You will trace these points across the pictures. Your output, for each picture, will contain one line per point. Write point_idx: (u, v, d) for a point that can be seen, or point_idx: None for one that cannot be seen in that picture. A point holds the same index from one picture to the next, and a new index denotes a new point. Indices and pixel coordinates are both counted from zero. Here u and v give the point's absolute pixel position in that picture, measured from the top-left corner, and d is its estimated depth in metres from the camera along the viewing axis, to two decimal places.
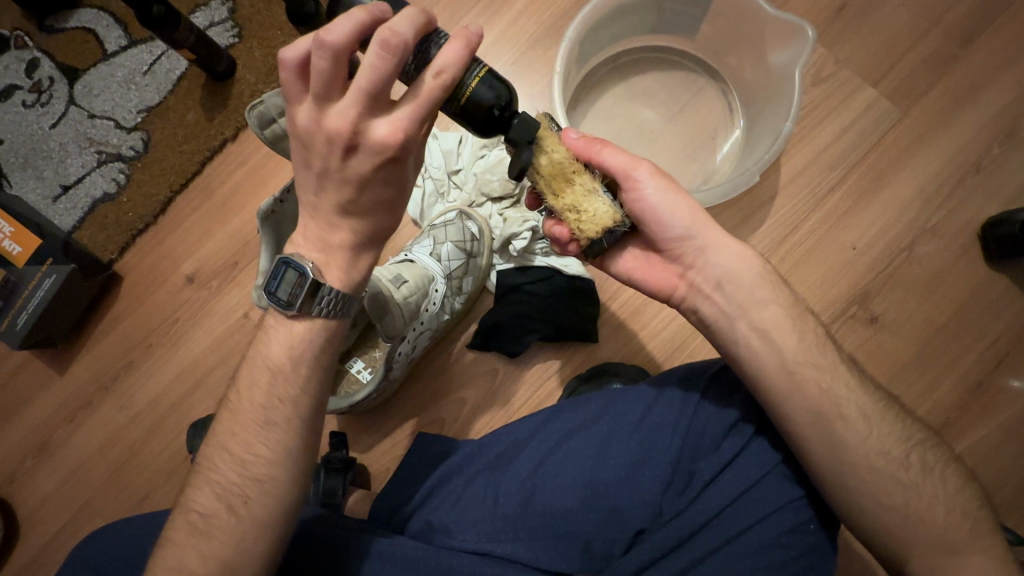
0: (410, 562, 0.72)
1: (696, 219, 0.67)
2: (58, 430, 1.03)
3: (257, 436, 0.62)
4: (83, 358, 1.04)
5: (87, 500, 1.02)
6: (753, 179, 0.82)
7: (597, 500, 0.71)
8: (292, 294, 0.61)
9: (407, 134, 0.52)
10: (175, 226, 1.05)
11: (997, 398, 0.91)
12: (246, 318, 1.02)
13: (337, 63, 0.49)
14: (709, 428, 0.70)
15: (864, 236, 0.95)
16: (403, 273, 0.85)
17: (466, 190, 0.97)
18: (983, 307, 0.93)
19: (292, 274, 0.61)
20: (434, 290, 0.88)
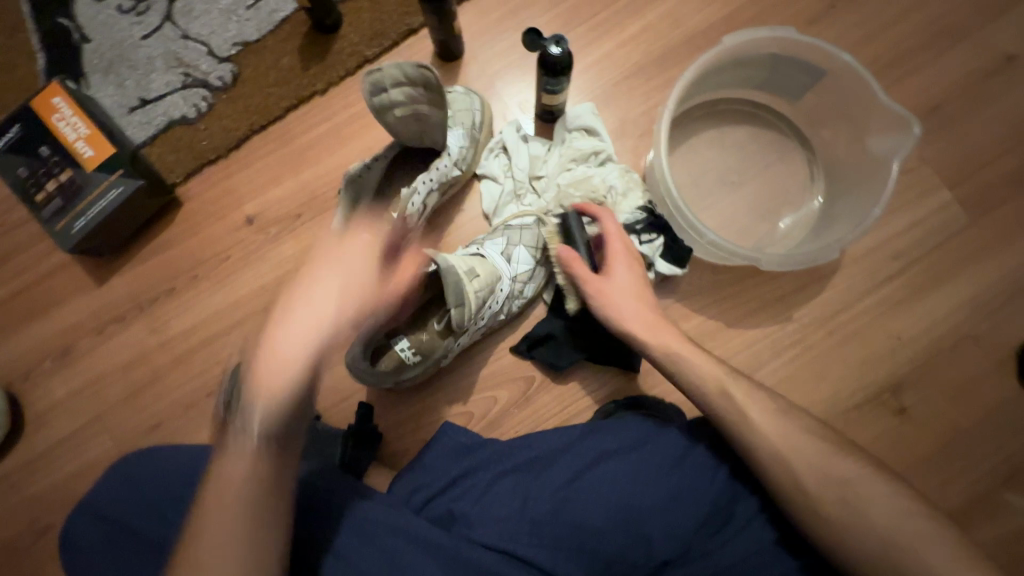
0: (427, 542, 0.76)
1: (641, 322, 0.81)
2: (85, 339, 1.02)
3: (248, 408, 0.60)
4: (125, 274, 1.03)
5: (97, 414, 1.01)
6: (833, 253, 0.84)
7: (628, 523, 0.72)
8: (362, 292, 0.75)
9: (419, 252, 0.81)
10: (245, 164, 1.04)
11: (1001, 512, 0.93)
12: (297, 271, 1.02)
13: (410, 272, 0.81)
14: (742, 478, 0.75)
15: (909, 329, 0.98)
16: (476, 267, 0.83)
17: (545, 198, 0.97)
18: (1006, 422, 0.96)
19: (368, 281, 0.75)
20: (499, 289, 0.88)
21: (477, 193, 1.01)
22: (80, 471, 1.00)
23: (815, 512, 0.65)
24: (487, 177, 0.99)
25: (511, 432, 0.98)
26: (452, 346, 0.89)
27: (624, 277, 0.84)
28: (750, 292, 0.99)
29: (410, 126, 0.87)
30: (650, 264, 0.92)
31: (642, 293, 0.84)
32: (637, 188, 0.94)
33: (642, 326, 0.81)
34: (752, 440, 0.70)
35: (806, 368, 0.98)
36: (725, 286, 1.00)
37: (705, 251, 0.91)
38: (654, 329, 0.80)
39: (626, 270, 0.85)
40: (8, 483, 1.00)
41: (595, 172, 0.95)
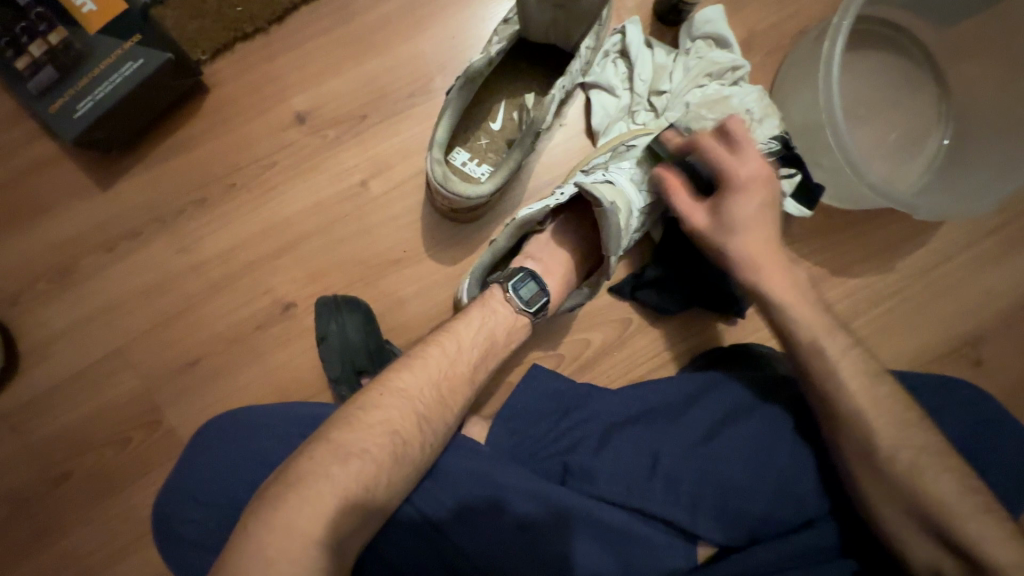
0: (560, 504, 0.71)
1: (742, 263, 0.72)
2: (92, 256, 0.82)
3: (385, 405, 0.61)
4: (139, 177, 0.82)
5: (114, 349, 0.83)
6: (1002, 192, 0.78)
7: (775, 483, 0.72)
8: (532, 296, 0.70)
9: (562, 295, 0.75)
10: (293, 44, 0.83)
11: None
12: (363, 187, 0.84)
13: (562, 283, 0.74)
14: None
15: (1001, 283, 0.96)
16: (614, 197, 0.72)
17: (667, 117, 0.83)
18: None
19: (535, 285, 0.70)
20: (631, 221, 0.76)
21: (581, 105, 0.86)
22: (97, 414, 0.83)
23: (948, 492, 0.62)
24: (598, 87, 0.84)
25: (605, 378, 0.90)
26: (579, 301, 0.76)
27: (740, 213, 0.71)
28: (854, 238, 0.95)
29: (544, 16, 0.71)
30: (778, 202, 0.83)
31: (756, 228, 0.72)
32: (774, 115, 0.82)
33: (745, 267, 0.72)
34: (884, 412, 0.66)
35: (902, 319, 0.95)
36: (833, 230, 0.94)
37: (836, 193, 0.84)
38: (756, 272, 0.72)
39: (744, 203, 0.70)
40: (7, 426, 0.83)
41: (732, 92, 0.82)
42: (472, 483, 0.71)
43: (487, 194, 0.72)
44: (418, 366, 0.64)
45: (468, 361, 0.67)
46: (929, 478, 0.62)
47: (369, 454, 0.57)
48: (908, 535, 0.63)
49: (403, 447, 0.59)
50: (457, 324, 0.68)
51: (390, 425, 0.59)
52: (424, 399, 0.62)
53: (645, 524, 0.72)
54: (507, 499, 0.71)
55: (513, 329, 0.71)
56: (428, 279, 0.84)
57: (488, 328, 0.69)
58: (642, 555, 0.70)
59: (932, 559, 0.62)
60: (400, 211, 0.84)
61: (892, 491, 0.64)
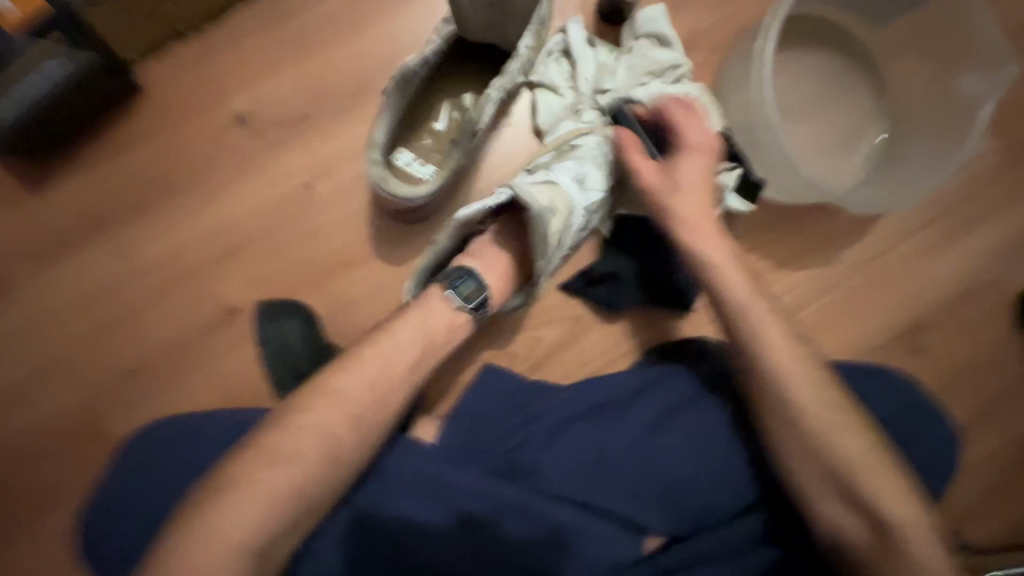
0: (506, 500, 0.72)
1: (684, 225, 0.73)
2: (23, 263, 0.80)
3: (321, 408, 0.60)
4: (70, 181, 0.80)
5: (49, 359, 0.81)
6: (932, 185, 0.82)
7: (715, 473, 0.73)
8: (471, 294, 0.68)
9: (505, 294, 0.72)
10: (230, 43, 0.81)
11: (1002, 447, 0.98)
12: (307, 189, 0.83)
13: (505, 281, 0.71)
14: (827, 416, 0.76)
15: (937, 273, 0.99)
16: (554, 200, 0.72)
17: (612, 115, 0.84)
18: (1012, 363, 1.00)
19: (472, 284, 0.68)
20: (574, 222, 0.76)
21: (528, 103, 0.86)
22: (34, 427, 0.80)
23: (855, 449, 0.66)
24: (543, 86, 0.85)
25: (558, 375, 0.90)
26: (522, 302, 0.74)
27: (688, 171, 0.74)
28: (798, 232, 0.97)
29: (481, 16, 0.71)
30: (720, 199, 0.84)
31: (702, 189, 0.74)
32: (715, 112, 0.84)
33: (688, 227, 0.73)
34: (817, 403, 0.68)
35: (844, 309, 0.98)
36: (779, 224, 0.97)
37: (777, 188, 0.85)
38: (699, 232, 0.73)
39: (691, 163, 0.74)
40: None
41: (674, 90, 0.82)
42: (420, 486, 0.72)
43: (426, 195, 0.72)
44: (356, 368, 0.63)
45: (406, 361, 0.65)
46: (842, 438, 0.66)
47: (297, 454, 0.58)
48: (822, 496, 0.67)
49: (336, 448, 0.59)
50: (397, 323, 0.67)
51: (322, 428, 0.59)
52: (361, 402, 0.62)
53: (595, 518, 0.73)
54: (457, 504, 0.71)
55: (453, 328, 0.69)
56: (375, 280, 0.83)
57: (427, 328, 0.67)
58: (591, 547, 0.71)
59: (841, 522, 0.66)
60: (345, 213, 0.83)
61: (808, 448, 0.67)
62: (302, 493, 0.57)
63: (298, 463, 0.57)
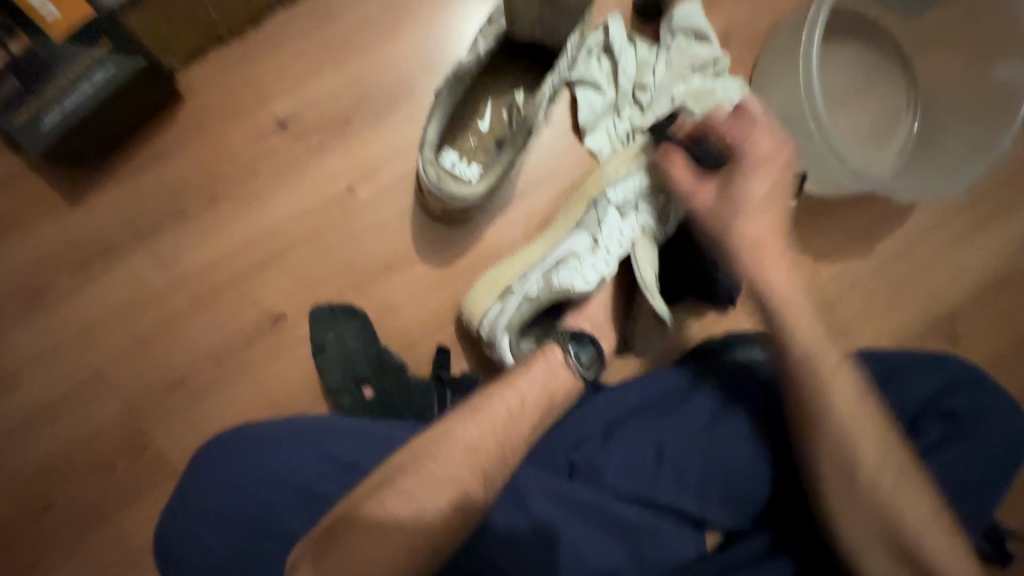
0: (571, 503, 0.71)
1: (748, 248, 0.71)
2: (63, 276, 0.78)
3: (445, 464, 0.58)
4: (111, 191, 0.79)
5: (93, 373, 0.79)
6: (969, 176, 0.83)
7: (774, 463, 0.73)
8: (592, 361, 0.71)
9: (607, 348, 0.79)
10: (270, 49, 0.80)
11: None
12: (350, 192, 0.82)
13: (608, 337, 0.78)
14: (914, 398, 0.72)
15: (971, 262, 1.00)
16: (646, 261, 0.78)
17: (652, 113, 0.85)
18: None
19: (592, 350, 0.72)
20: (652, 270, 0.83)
21: (567, 102, 0.86)
22: (79, 443, 0.78)
23: (914, 515, 0.62)
24: (583, 84, 0.85)
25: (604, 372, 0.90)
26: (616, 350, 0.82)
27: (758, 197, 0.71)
28: (836, 224, 0.97)
29: (530, 12, 0.71)
30: None
31: (768, 216, 0.72)
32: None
33: (751, 250, 0.71)
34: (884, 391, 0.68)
35: (883, 301, 0.99)
36: (816, 215, 0.97)
37: (818, 178, 0.86)
38: (760, 263, 0.71)
39: (757, 180, 0.71)
40: None
41: (713, 86, 0.83)
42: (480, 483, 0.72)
43: (480, 194, 0.72)
44: (475, 420, 0.62)
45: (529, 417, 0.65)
46: (907, 506, 0.63)
47: (409, 491, 0.56)
48: (869, 549, 0.63)
49: None
50: (519, 378, 0.68)
51: (453, 480, 0.57)
52: (484, 454, 0.60)
53: (654, 515, 0.72)
54: (516, 501, 0.71)
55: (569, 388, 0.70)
56: (422, 283, 0.83)
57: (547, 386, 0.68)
58: (651, 545, 0.70)
59: (887, 574, 0.62)
60: (390, 215, 0.83)
61: (864, 508, 0.64)
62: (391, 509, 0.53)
63: None
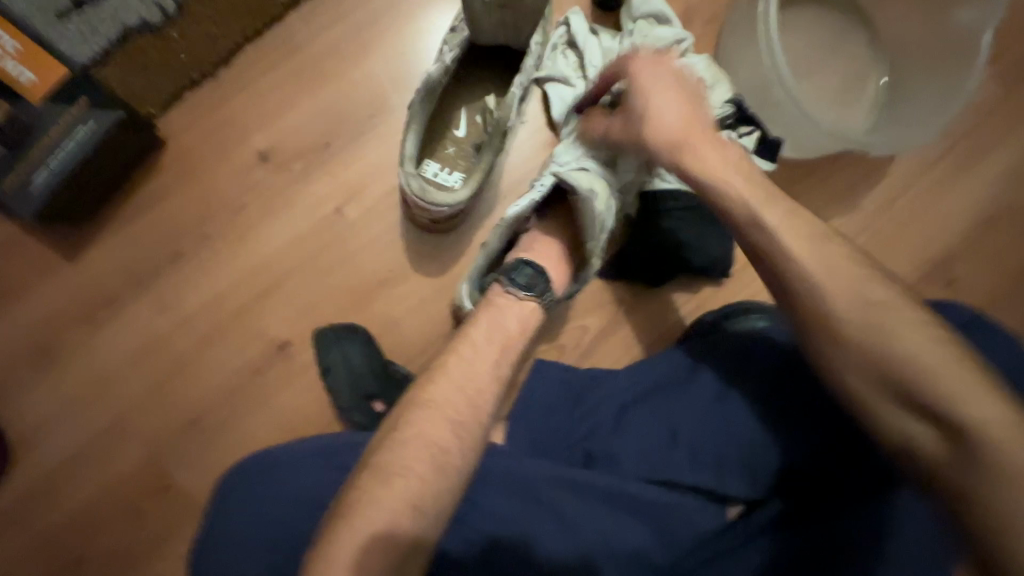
0: (592, 491, 0.71)
1: (667, 142, 0.66)
2: (69, 330, 0.79)
3: (437, 429, 0.57)
4: (106, 242, 0.80)
5: (111, 421, 0.80)
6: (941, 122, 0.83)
7: (788, 430, 0.74)
8: (530, 282, 0.67)
9: (564, 281, 0.72)
10: (244, 85, 0.82)
11: None
12: (338, 215, 0.84)
13: (560, 266, 0.71)
14: None
15: (957, 206, 1.02)
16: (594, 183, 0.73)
17: None
18: None
19: (530, 270, 0.67)
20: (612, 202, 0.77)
21: (539, 99, 0.88)
22: (106, 491, 0.80)
23: (912, 346, 0.54)
24: (553, 80, 0.86)
25: (608, 360, 0.92)
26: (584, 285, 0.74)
27: (655, 99, 0.67)
28: (818, 185, 0.99)
29: (493, 17, 0.71)
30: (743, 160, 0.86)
31: (667, 99, 0.67)
32: (723, 79, 0.87)
33: (672, 144, 0.66)
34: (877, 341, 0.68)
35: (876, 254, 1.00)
36: (798, 180, 0.98)
37: (794, 144, 0.88)
38: (684, 150, 0.66)
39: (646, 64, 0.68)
40: (10, 521, 0.78)
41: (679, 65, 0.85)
42: (503, 482, 0.72)
43: (464, 200, 0.73)
44: (441, 376, 0.61)
45: (488, 363, 0.62)
46: (901, 336, 0.55)
47: (411, 470, 0.54)
48: (876, 400, 0.56)
49: (442, 455, 0.56)
50: (472, 328, 0.65)
51: (426, 438, 0.56)
52: (456, 407, 0.58)
53: (677, 494, 0.73)
54: (539, 498, 0.71)
55: (524, 320, 0.66)
56: (420, 293, 0.85)
57: (501, 331, 0.65)
58: (680, 523, 0.72)
59: (899, 426, 0.54)
60: (379, 232, 0.85)
61: (859, 359, 0.56)
62: (420, 507, 0.54)
63: (412, 476, 0.54)
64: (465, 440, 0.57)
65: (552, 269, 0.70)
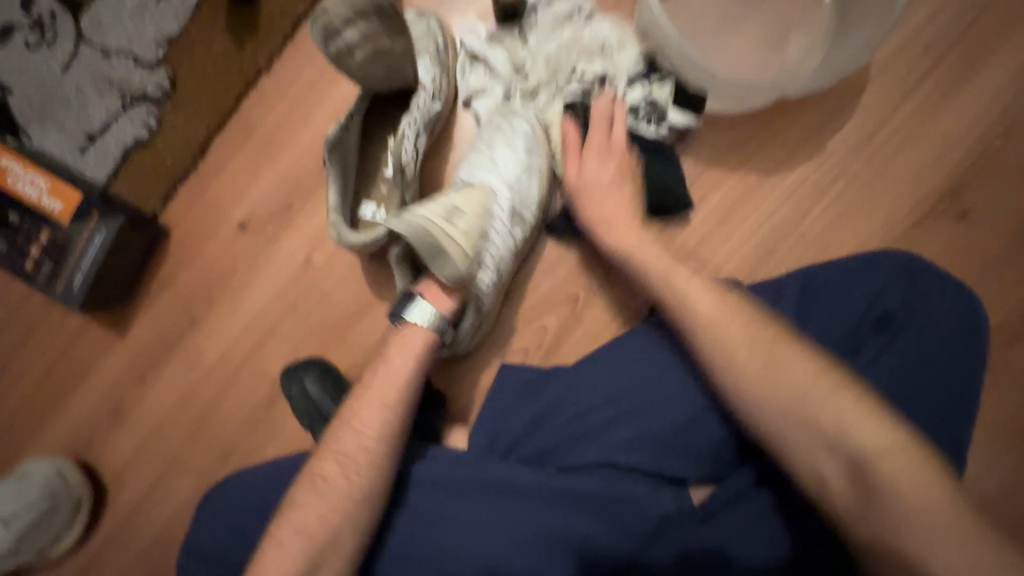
0: (527, 485, 0.77)
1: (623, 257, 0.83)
2: (130, 391, 1.01)
3: (351, 444, 0.75)
4: (144, 317, 1.01)
5: (169, 459, 1.00)
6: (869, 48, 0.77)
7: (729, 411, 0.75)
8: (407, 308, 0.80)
9: (450, 302, 0.80)
10: (218, 171, 0.98)
11: None
12: (307, 263, 0.97)
13: (445, 292, 0.80)
14: (858, 299, 0.74)
15: (955, 127, 0.89)
16: (456, 204, 0.79)
17: (538, 74, 0.90)
18: None
19: (410, 298, 0.80)
20: (498, 204, 0.83)
21: (466, 114, 0.94)
22: (173, 515, 1.00)
23: (779, 412, 0.68)
24: (472, 96, 0.92)
25: (570, 356, 0.93)
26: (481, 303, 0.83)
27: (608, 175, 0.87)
28: (779, 139, 0.92)
29: (376, 69, 0.77)
30: (667, 110, 0.87)
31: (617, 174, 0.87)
32: (631, 38, 0.89)
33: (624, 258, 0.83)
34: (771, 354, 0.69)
35: (859, 200, 0.91)
36: (754, 136, 0.92)
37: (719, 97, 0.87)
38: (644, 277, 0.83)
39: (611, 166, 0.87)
40: (113, 544, 1.01)
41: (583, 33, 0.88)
42: (438, 484, 0.79)
43: (379, 237, 0.79)
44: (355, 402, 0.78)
45: (386, 391, 0.78)
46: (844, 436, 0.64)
47: (324, 478, 0.74)
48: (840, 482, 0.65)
49: (346, 467, 0.74)
50: (378, 366, 0.79)
51: (336, 454, 0.75)
52: (363, 429, 0.76)
53: (626, 483, 0.75)
54: (473, 494, 0.78)
55: (412, 344, 0.79)
56: (387, 319, 0.95)
57: (391, 361, 0.79)
58: (623, 507, 0.74)
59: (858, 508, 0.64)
60: (343, 272, 0.96)
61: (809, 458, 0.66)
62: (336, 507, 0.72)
63: (325, 484, 0.73)
64: (372, 452, 0.75)
65: (432, 295, 0.80)
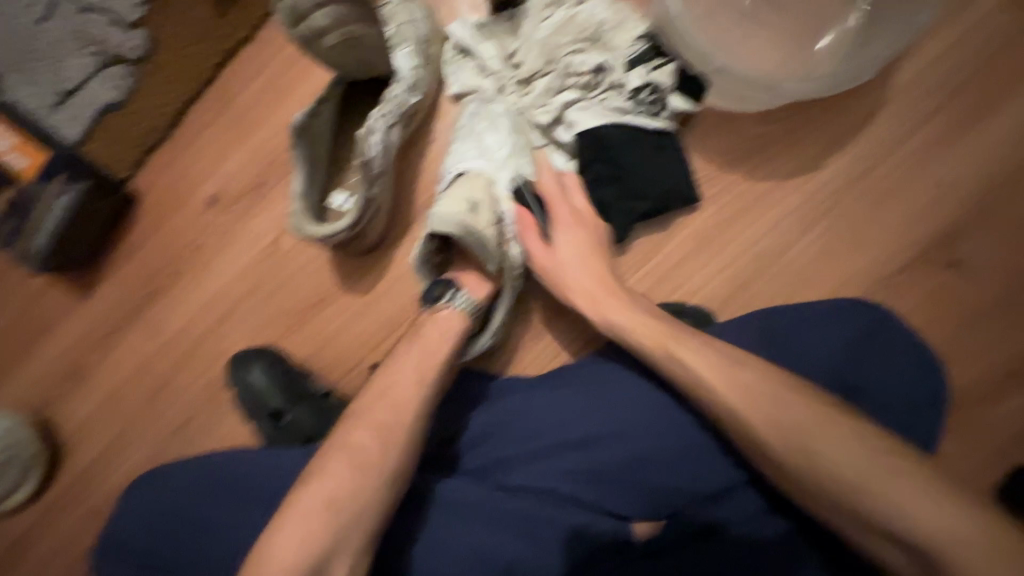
0: (468, 504, 0.75)
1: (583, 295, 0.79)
2: (90, 354, 1.01)
3: (370, 435, 0.70)
4: (108, 283, 0.99)
5: (123, 427, 1.00)
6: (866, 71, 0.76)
7: (683, 453, 0.73)
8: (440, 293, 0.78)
9: (487, 287, 0.81)
10: (191, 142, 0.95)
11: None
12: (275, 245, 0.95)
13: (479, 278, 0.82)
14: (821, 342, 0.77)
15: (956, 172, 0.85)
16: (472, 194, 0.80)
17: (532, 61, 0.85)
18: None
19: (441, 285, 0.79)
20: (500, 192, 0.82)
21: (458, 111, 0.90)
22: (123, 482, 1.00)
23: (838, 457, 0.63)
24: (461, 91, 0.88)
25: None
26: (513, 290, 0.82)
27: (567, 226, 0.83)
28: (771, 166, 0.87)
29: (348, 59, 0.76)
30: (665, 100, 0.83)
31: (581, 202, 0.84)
32: (629, 19, 0.85)
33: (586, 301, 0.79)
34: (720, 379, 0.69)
35: (847, 238, 0.86)
36: (745, 160, 0.87)
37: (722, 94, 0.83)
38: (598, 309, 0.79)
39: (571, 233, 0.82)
40: (62, 505, 1.01)
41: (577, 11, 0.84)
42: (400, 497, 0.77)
43: (340, 229, 0.77)
44: (374, 395, 0.73)
45: (411, 385, 0.74)
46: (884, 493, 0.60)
47: (334, 475, 0.68)
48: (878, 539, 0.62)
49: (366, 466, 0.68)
50: (400, 357, 0.76)
51: (350, 451, 0.69)
52: (386, 420, 0.71)
53: (563, 508, 0.74)
54: (414, 502, 0.76)
55: (444, 325, 0.78)
56: (349, 311, 0.93)
57: (422, 347, 0.76)
58: (560, 535, 0.73)
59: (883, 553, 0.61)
60: (309, 258, 0.94)
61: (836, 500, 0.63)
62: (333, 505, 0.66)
63: (327, 477, 0.67)
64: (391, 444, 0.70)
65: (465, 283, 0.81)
